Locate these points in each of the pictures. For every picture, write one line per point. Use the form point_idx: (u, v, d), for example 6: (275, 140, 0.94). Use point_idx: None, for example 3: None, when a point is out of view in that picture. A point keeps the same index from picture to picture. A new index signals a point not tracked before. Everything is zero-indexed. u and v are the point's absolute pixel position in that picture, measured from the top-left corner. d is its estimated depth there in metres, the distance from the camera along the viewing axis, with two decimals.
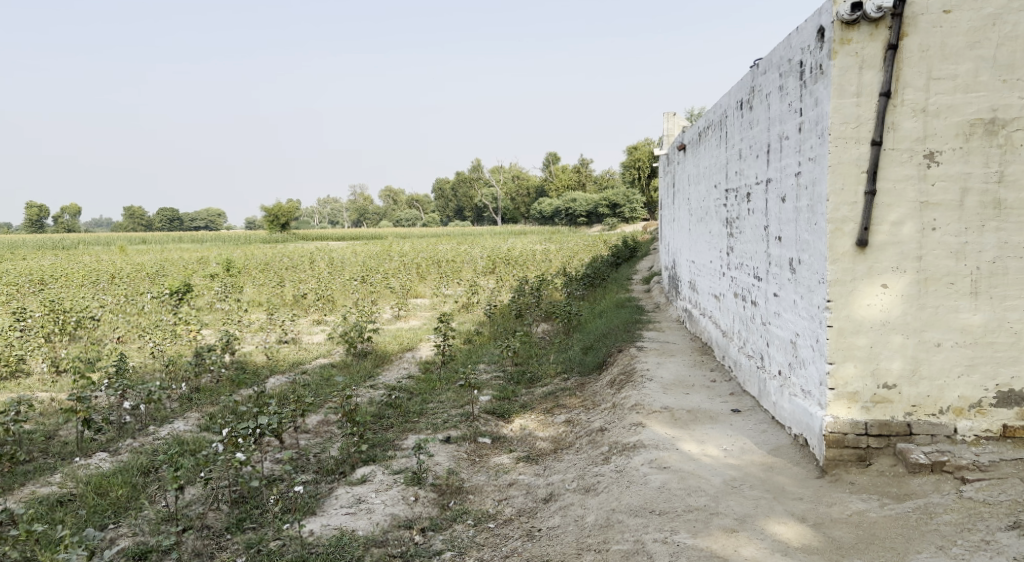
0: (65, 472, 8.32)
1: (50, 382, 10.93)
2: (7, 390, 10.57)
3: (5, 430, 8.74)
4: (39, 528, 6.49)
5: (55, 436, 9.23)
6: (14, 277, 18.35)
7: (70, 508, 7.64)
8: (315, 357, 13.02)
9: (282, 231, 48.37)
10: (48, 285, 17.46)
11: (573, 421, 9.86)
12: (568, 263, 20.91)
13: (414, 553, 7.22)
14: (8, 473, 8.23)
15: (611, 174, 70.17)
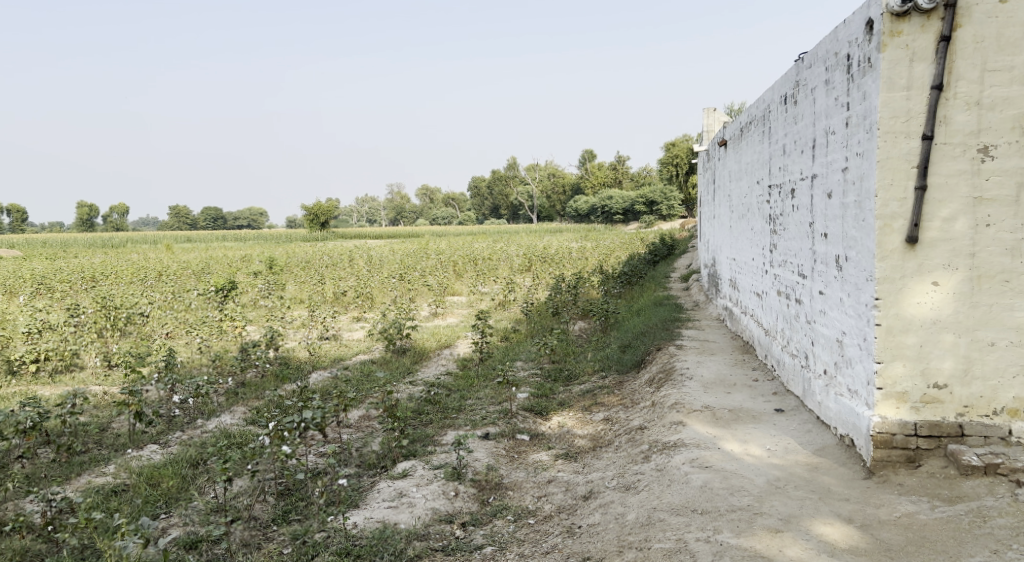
0: (119, 462, 8.51)
1: (103, 376, 11.18)
2: (62, 383, 10.84)
3: (61, 422, 8.98)
4: (98, 516, 6.68)
5: (108, 428, 9.46)
6: (66, 275, 18.84)
7: (124, 497, 7.82)
8: (355, 353, 13.15)
9: (322, 230, 48.95)
10: (99, 281, 17.89)
11: (612, 419, 9.83)
12: (604, 261, 20.85)
13: (456, 547, 7.27)
14: (65, 463, 8.46)
15: (648, 171, 69.83)
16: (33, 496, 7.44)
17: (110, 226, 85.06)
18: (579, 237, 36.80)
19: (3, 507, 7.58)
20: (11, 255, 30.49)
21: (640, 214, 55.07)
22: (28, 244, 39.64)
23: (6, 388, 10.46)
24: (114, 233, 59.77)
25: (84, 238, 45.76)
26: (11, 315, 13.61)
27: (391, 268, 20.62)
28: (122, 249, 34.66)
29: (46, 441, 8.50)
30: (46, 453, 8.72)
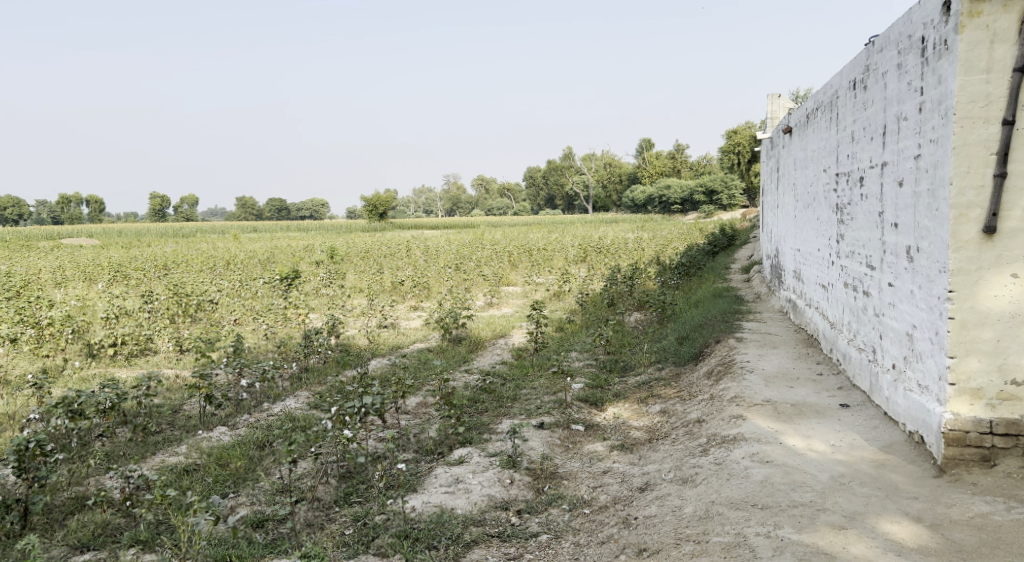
0: (190, 443, 8.74)
1: (175, 360, 11.51)
2: (137, 366, 11.18)
3: (137, 402, 9.27)
4: (172, 493, 6.89)
5: (181, 409, 9.72)
6: (140, 263, 19.46)
7: (196, 476, 8.04)
8: (412, 341, 13.26)
9: (381, 221, 49.48)
10: (171, 270, 18.43)
11: (669, 411, 9.71)
12: (661, 251, 20.60)
13: (512, 533, 7.30)
14: (141, 443, 8.72)
15: (707, 161, 68.84)
16: (112, 472, 7.71)
17: (178, 217, 87.49)
18: (637, 227, 36.50)
19: (86, 482, 7.88)
20: (91, 243, 31.57)
21: (699, 204, 54.35)
22: (103, 235, 41.01)
23: (85, 370, 10.84)
24: (184, 224, 61.57)
25: (156, 230, 47.24)
26: (89, 301, 14.11)
27: (448, 258, 20.74)
28: (192, 239, 35.55)
29: (123, 421, 8.78)
30: (123, 432, 9.00)
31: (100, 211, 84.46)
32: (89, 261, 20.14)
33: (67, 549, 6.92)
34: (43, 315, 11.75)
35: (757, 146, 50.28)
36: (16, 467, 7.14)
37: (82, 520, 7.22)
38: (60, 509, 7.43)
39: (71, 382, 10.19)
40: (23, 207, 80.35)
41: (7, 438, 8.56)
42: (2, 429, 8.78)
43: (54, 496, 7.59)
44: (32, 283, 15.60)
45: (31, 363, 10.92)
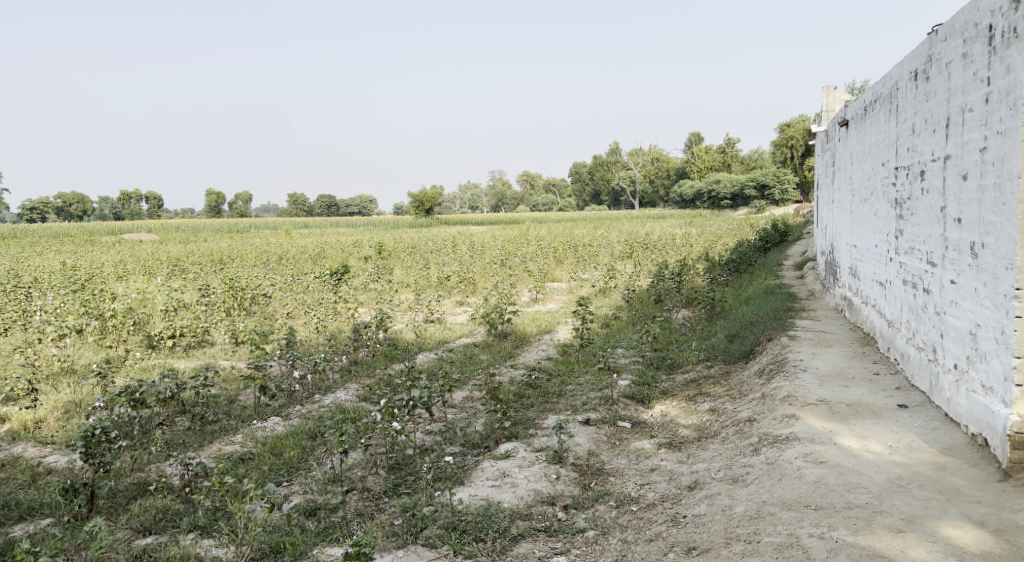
0: (245, 432, 8.87)
1: (231, 352, 11.70)
2: (195, 357, 11.40)
3: (195, 393, 9.44)
4: (229, 480, 7.03)
5: (236, 399, 9.88)
6: (197, 258, 19.87)
7: (251, 465, 8.19)
8: (458, 336, 13.28)
9: (427, 216, 49.72)
10: (226, 264, 18.76)
11: (718, 409, 9.55)
12: (710, 247, 20.33)
13: (559, 528, 7.30)
14: (198, 432, 8.88)
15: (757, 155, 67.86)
16: (172, 459, 7.87)
17: (231, 213, 89.11)
18: (685, 223, 36.10)
19: (147, 469, 8.05)
20: (150, 238, 32.35)
21: (749, 199, 53.61)
22: (162, 230, 42.03)
23: (145, 360, 11.07)
24: (239, 219, 62.73)
25: (212, 226, 48.21)
26: (149, 294, 14.42)
27: (494, 254, 20.75)
28: (247, 236, 36.26)
29: (182, 410, 8.95)
30: (182, 421, 9.17)
31: (158, 207, 86.45)
32: (148, 255, 20.62)
33: (130, 533, 7.09)
34: (106, 307, 12.05)
35: (811, 139, 49.28)
36: (82, 452, 7.32)
37: (144, 505, 7.39)
38: (124, 493, 7.61)
39: (133, 372, 10.43)
40: (85, 204, 82.69)
41: (74, 425, 8.80)
42: (69, 416, 9.03)
43: (118, 481, 7.78)
44: (95, 276, 16.01)
45: (95, 353, 11.20)
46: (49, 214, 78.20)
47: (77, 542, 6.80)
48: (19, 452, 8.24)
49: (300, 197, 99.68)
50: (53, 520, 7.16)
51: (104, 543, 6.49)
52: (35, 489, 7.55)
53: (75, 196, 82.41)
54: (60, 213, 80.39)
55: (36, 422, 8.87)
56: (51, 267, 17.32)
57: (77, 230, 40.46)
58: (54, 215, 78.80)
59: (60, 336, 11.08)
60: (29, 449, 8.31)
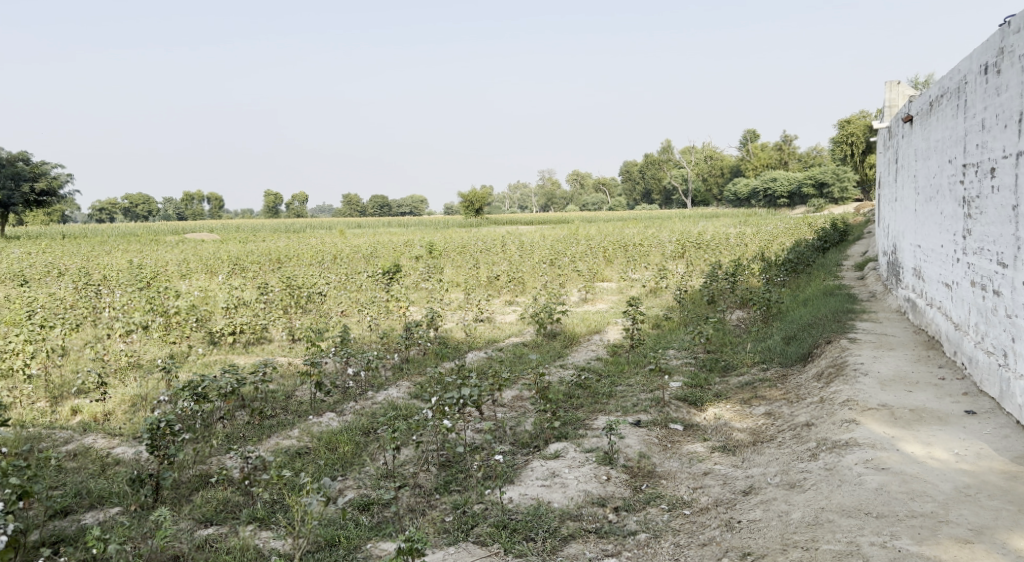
0: (302, 427, 8.98)
1: (288, 348, 11.85)
2: (254, 353, 11.57)
3: (254, 388, 9.58)
4: (287, 474, 7.15)
5: (293, 395, 9.99)
6: (254, 256, 20.17)
7: (307, 459, 8.28)
8: (508, 335, 13.24)
9: (477, 217, 49.82)
10: (284, 263, 19.07)
11: (774, 413, 9.34)
12: (766, 246, 19.99)
13: (609, 530, 7.25)
14: (257, 426, 9.01)
15: (815, 152, 66.57)
16: (233, 452, 7.98)
17: (290, 213, 90.67)
18: (740, 222, 35.51)
19: (208, 461, 8.18)
20: (208, 239, 33.01)
21: (806, 198, 52.62)
22: (222, 229, 42.91)
23: (207, 356, 11.27)
24: (298, 219, 63.66)
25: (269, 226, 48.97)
26: (211, 292, 14.67)
27: (543, 254, 20.66)
28: (306, 235, 36.75)
29: (242, 404, 9.09)
30: (242, 415, 9.29)
31: (219, 207, 88.28)
32: (208, 254, 21.00)
33: (193, 523, 7.22)
34: (170, 305, 12.27)
35: (872, 136, 48.16)
36: (148, 444, 7.45)
37: (205, 496, 7.52)
38: (187, 484, 7.74)
39: (196, 367, 10.63)
40: (150, 204, 84.89)
41: (140, 417, 8.98)
42: (135, 408, 9.23)
43: (181, 473, 7.92)
44: (159, 274, 16.35)
45: (160, 349, 11.42)
46: (116, 214, 80.38)
47: (143, 531, 6.94)
48: (90, 442, 8.43)
49: (352, 197, 101.13)
50: (121, 509, 7.31)
51: (169, 532, 6.62)
52: (104, 478, 7.72)
53: (140, 196, 84.63)
54: (126, 214, 82.55)
55: (105, 415, 9.09)
56: (119, 265, 17.75)
57: (145, 230, 41.53)
58: (120, 215, 81.02)
59: (128, 331, 11.33)
60: (98, 440, 8.50)
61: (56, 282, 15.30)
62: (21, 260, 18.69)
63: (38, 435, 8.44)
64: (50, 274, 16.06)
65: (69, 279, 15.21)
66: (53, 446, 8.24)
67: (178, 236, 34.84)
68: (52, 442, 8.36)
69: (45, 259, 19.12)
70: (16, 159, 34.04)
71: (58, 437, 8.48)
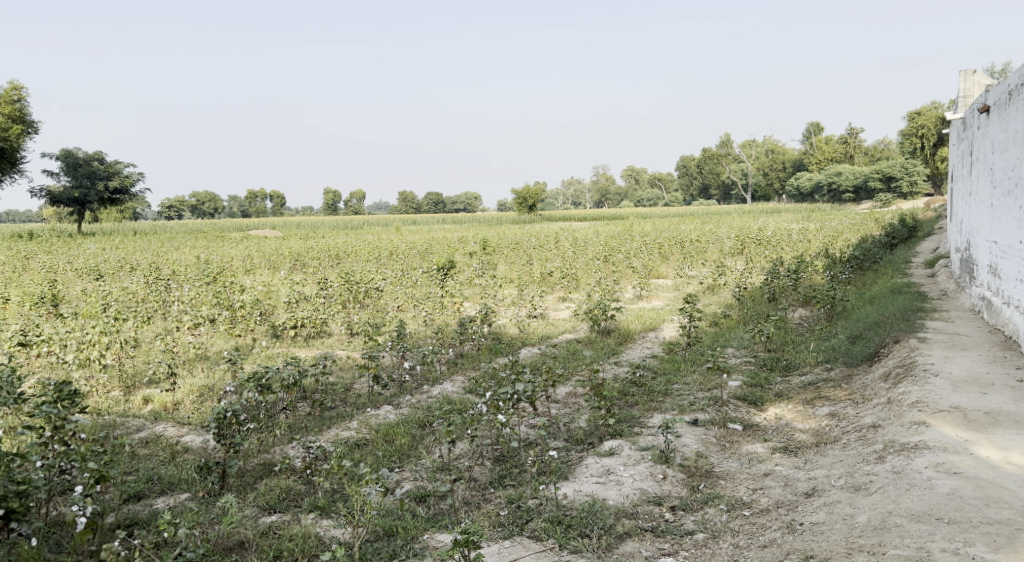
0: (360, 419, 9.06)
1: (346, 342, 11.96)
2: (314, 346, 11.72)
3: (315, 380, 9.70)
4: (347, 464, 7.23)
5: (352, 387, 10.07)
6: (313, 253, 20.45)
7: (365, 450, 8.35)
8: (562, 332, 13.17)
9: (531, 213, 49.76)
10: (342, 259, 19.31)
11: (838, 414, 9.09)
12: (830, 243, 19.50)
13: (666, 529, 7.17)
14: (318, 417, 9.13)
15: (882, 145, 64.73)
16: (295, 441, 8.09)
17: (349, 211, 91.91)
18: (803, 217, 34.62)
19: (272, 451, 8.30)
20: (272, 235, 33.66)
21: (873, 192, 51.23)
22: (283, 226, 43.64)
23: (270, 348, 11.46)
24: (359, 216, 64.46)
25: (328, 222, 49.59)
26: (274, 287, 14.90)
27: (597, 250, 20.52)
28: (367, 231, 37.10)
29: (304, 395, 9.22)
30: (304, 406, 9.42)
31: (281, 205, 89.89)
32: (271, 250, 21.37)
33: (257, 510, 7.33)
34: (236, 299, 12.50)
35: (944, 127, 46.63)
36: (215, 433, 7.60)
37: (269, 484, 7.64)
38: (251, 473, 7.87)
39: (260, 359, 10.81)
40: (215, 202, 87.06)
41: (208, 407, 9.16)
42: (203, 398, 9.42)
43: (246, 461, 8.06)
44: (225, 269, 16.70)
45: (226, 341, 11.67)
46: (183, 212, 82.48)
47: (211, 517, 7.07)
48: (161, 430, 8.62)
49: (408, 194, 102.03)
50: (190, 495, 7.46)
51: (235, 519, 6.74)
52: (173, 465, 7.89)
53: (206, 195, 86.82)
54: (192, 211, 84.71)
55: (175, 404, 9.29)
56: (187, 261, 18.15)
57: (211, 227, 42.48)
58: (187, 212, 83.07)
59: (196, 324, 11.58)
60: (169, 429, 8.68)
61: (129, 277, 15.74)
62: (95, 256, 19.25)
63: (113, 423, 8.66)
64: (123, 270, 16.53)
65: (141, 274, 15.64)
66: (127, 434, 8.45)
67: (243, 233, 35.51)
68: (126, 429, 8.57)
69: (116, 255, 19.67)
70: (92, 158, 35.02)
71: (131, 425, 8.69)
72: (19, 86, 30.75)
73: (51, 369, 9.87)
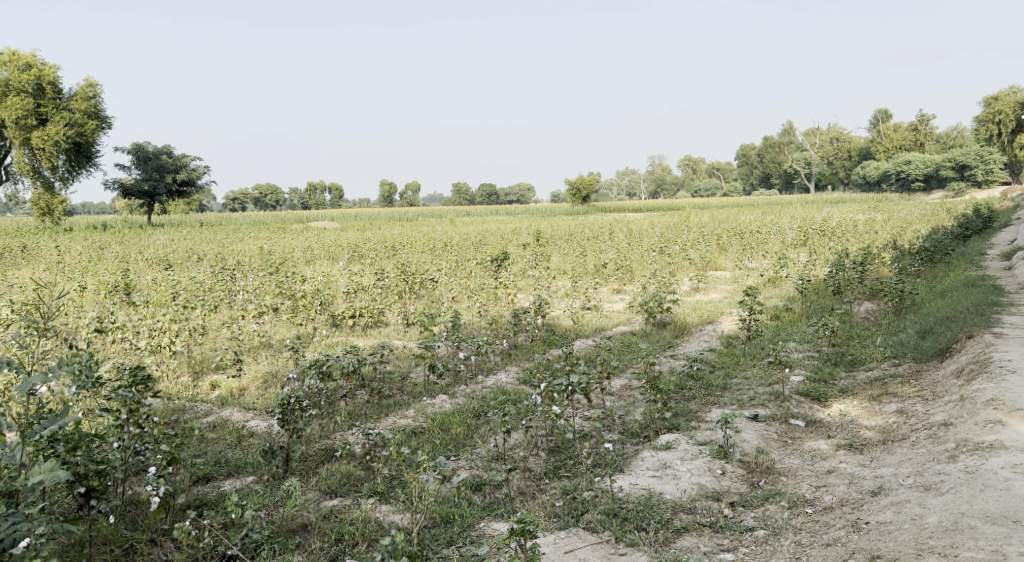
0: (417, 407, 9.10)
1: (402, 332, 12.02)
2: (371, 336, 11.81)
3: (373, 368, 9.78)
4: (406, 451, 7.26)
5: (408, 376, 10.12)
6: (369, 244, 20.63)
7: (422, 438, 8.36)
8: (616, 324, 13.05)
9: (585, 205, 49.47)
10: (397, 250, 19.47)
11: (907, 411, 8.80)
12: (898, 234, 18.90)
13: (725, 525, 7.05)
14: (376, 405, 9.18)
15: (953, 132, 62.60)
16: (355, 428, 8.15)
17: (405, 203, 92.73)
18: (871, 207, 33.63)
19: (332, 437, 8.38)
20: (334, 226, 33.96)
21: (945, 180, 49.55)
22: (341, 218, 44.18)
23: (330, 337, 11.59)
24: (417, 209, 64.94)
25: (385, 213, 49.98)
26: (333, 277, 15.07)
27: (653, 241, 20.27)
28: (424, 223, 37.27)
29: (362, 383, 9.30)
30: (362, 394, 9.48)
31: (339, 197, 90.96)
32: (329, 241, 21.63)
33: (319, 493, 7.41)
34: (297, 288, 12.66)
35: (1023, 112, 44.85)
36: (279, 418, 7.72)
37: (329, 469, 7.71)
38: (313, 458, 7.95)
39: (320, 347, 10.93)
40: (277, 194, 88.68)
41: (272, 393, 9.29)
42: (266, 385, 9.56)
43: (308, 446, 8.15)
44: (286, 260, 16.97)
45: (288, 330, 11.84)
46: (246, 204, 84.19)
47: (276, 499, 7.17)
48: (227, 415, 8.77)
49: (463, 185, 102.38)
50: (256, 478, 7.57)
51: (299, 502, 6.83)
52: (239, 449, 8.02)
53: (267, 187, 88.46)
54: (255, 204, 86.36)
55: (240, 390, 9.45)
56: (250, 251, 18.47)
57: (272, 218, 43.25)
58: (250, 204, 84.77)
59: (260, 313, 11.77)
60: (235, 414, 8.84)
61: (196, 266, 16.11)
62: (164, 246, 19.76)
63: (182, 407, 8.84)
64: (191, 260, 16.93)
65: (207, 264, 15.98)
66: (196, 418, 8.62)
67: (303, 224, 36.04)
68: (195, 413, 8.74)
69: (182, 245, 20.12)
70: (161, 151, 35.82)
71: (199, 409, 8.86)
72: (93, 82, 31.57)
73: (125, 355, 10.14)
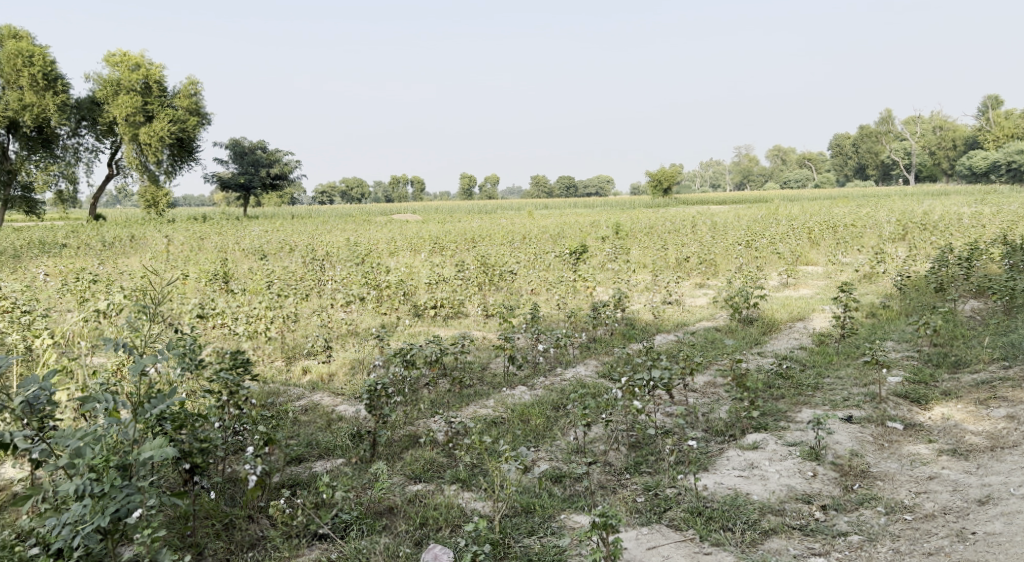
0: (497, 398, 9.06)
1: (483, 323, 12.00)
2: (452, 326, 11.83)
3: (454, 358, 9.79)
4: (488, 439, 7.23)
5: (488, 367, 10.09)
6: (451, 236, 20.76)
7: (503, 428, 8.32)
8: (699, 319, 12.75)
9: (669, 198, 48.64)
10: (478, 242, 19.53)
11: (1018, 416, 8.28)
12: (1009, 229, 17.86)
13: (817, 528, 6.78)
14: (458, 394, 9.17)
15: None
16: (438, 416, 8.13)
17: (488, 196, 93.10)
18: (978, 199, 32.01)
19: (414, 424, 8.40)
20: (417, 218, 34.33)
21: None
22: (424, 211, 44.54)
23: (413, 327, 11.66)
24: (500, 204, 65.13)
25: (468, 206, 50.24)
26: (415, 268, 15.19)
27: (738, 235, 19.73)
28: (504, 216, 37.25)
29: (445, 372, 9.29)
30: (444, 383, 9.49)
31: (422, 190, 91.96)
32: (412, 233, 21.82)
33: (403, 478, 7.44)
34: (382, 278, 12.79)
35: None
36: (366, 404, 7.79)
37: (413, 455, 7.72)
38: (398, 443, 7.98)
39: (403, 336, 11.02)
40: (362, 188, 90.29)
41: (359, 380, 9.40)
42: (353, 371, 9.68)
43: (393, 432, 8.19)
44: (371, 251, 17.21)
45: (373, 319, 11.99)
46: (333, 197, 85.98)
47: (363, 482, 7.24)
48: (317, 399, 8.92)
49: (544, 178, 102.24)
50: (344, 461, 7.66)
51: (385, 486, 6.88)
52: (327, 432, 8.12)
53: (353, 180, 90.23)
54: (341, 196, 88.09)
55: (330, 375, 9.59)
56: (337, 243, 18.81)
57: (356, 210, 43.98)
58: (337, 196, 86.52)
59: (347, 302, 11.96)
60: (324, 398, 8.97)
61: (288, 257, 16.48)
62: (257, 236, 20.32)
63: (276, 390, 9.03)
64: (282, 250, 17.34)
65: (298, 254, 16.34)
66: (288, 401, 8.79)
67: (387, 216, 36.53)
68: (287, 397, 8.91)
69: (272, 236, 20.64)
70: (256, 146, 36.84)
71: (292, 393, 9.03)
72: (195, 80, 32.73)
73: (223, 340, 10.44)
